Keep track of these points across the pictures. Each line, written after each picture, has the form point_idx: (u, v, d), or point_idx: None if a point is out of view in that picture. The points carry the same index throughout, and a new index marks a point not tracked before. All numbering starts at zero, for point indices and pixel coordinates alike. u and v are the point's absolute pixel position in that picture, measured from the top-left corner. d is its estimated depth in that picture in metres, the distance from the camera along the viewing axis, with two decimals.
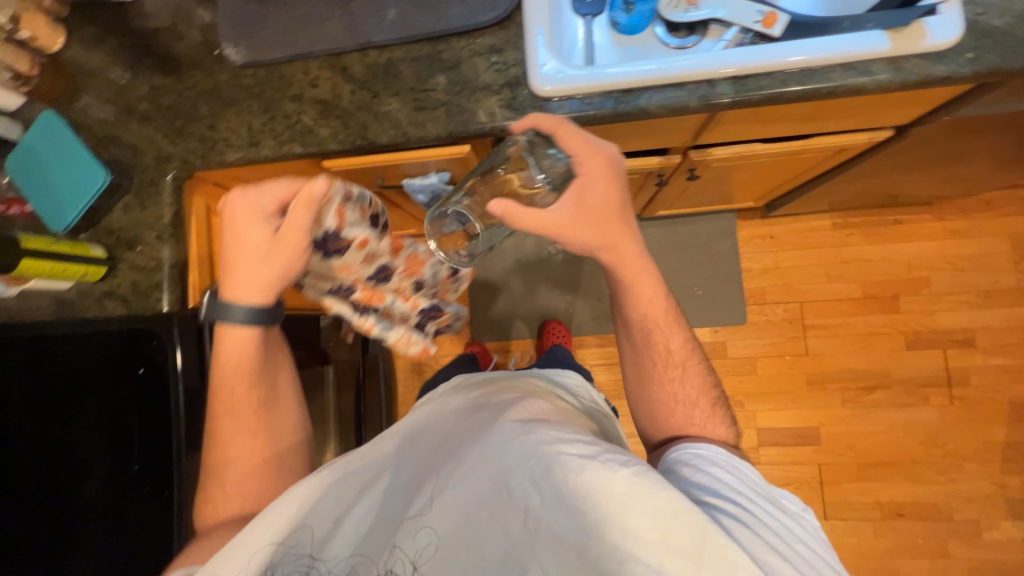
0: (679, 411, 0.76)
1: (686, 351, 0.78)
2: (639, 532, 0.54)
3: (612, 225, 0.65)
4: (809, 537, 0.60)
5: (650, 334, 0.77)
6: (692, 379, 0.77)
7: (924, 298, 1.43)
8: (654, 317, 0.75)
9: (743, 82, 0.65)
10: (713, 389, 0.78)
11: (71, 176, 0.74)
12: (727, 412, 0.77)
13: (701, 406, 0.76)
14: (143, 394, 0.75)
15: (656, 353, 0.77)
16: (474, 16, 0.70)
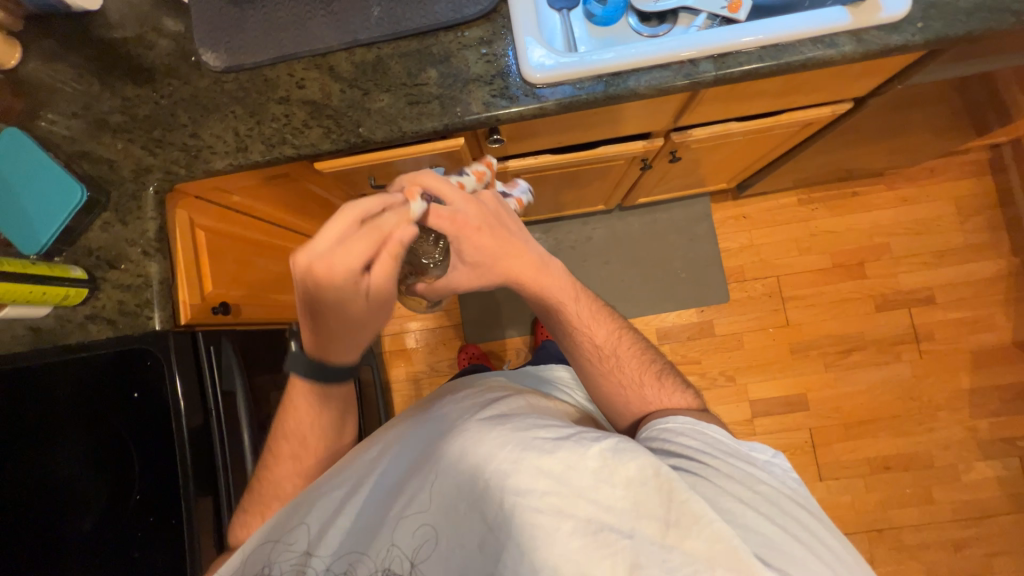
0: (633, 398, 0.66)
1: (617, 337, 0.68)
2: (609, 505, 0.47)
3: (512, 265, 0.62)
4: (779, 486, 0.54)
5: (571, 335, 0.67)
6: (631, 363, 0.67)
7: (887, 262, 1.53)
8: (573, 315, 0.66)
9: (723, 60, 0.70)
10: (654, 363, 0.68)
11: (42, 195, 0.70)
12: (680, 378, 0.68)
13: (649, 384, 0.66)
14: (139, 419, 0.71)
15: (585, 354, 0.67)
16: (460, 10, 0.72)
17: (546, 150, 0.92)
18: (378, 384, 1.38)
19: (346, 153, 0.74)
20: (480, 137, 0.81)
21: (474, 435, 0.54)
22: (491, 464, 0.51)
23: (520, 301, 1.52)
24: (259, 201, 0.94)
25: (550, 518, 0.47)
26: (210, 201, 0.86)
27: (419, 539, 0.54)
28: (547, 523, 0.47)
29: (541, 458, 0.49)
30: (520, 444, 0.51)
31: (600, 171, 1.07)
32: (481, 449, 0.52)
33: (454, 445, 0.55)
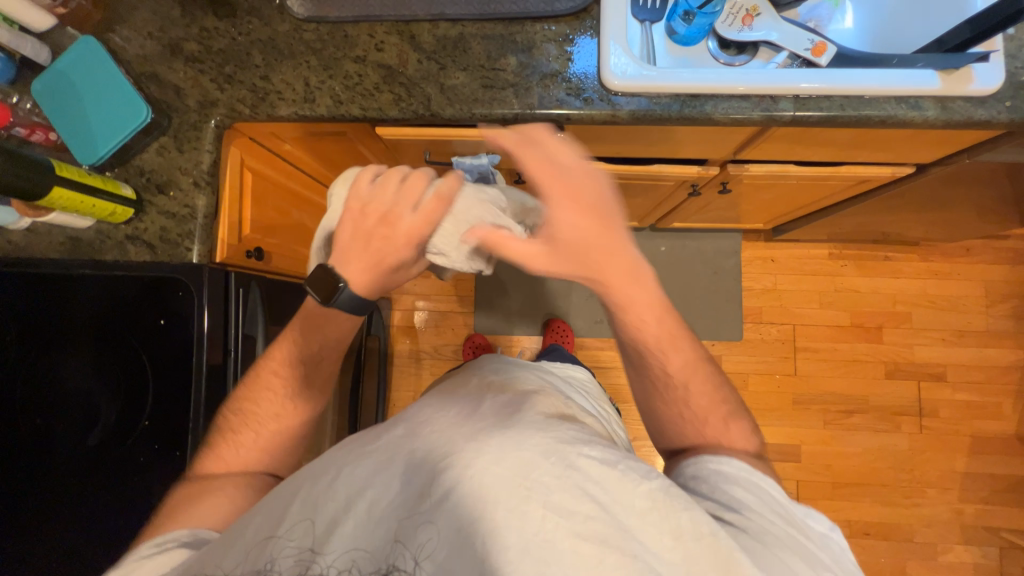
0: (694, 432, 0.65)
1: (690, 368, 0.65)
2: (658, 553, 0.42)
3: (602, 260, 0.54)
4: (837, 565, 0.48)
5: (642, 355, 0.64)
6: (699, 398, 0.66)
7: (905, 331, 1.52)
8: (650, 336, 0.62)
9: (804, 101, 0.69)
10: (724, 402, 0.67)
11: (108, 110, 0.70)
12: (746, 422, 0.67)
13: (714, 419, 0.65)
14: (160, 346, 0.71)
15: (656, 377, 0.66)
16: (551, 3, 0.72)
17: (601, 157, 0.92)
18: (382, 356, 1.38)
19: (409, 123, 0.74)
20: None
21: (516, 433, 0.45)
22: (537, 470, 0.42)
23: (534, 302, 1.51)
24: (309, 154, 0.94)
25: (593, 550, 0.40)
26: (263, 145, 0.85)
27: (433, 538, 0.42)
28: (589, 554, 0.40)
29: (586, 480, 0.43)
30: (564, 459, 0.44)
31: (646, 188, 1.06)
32: (526, 450, 0.43)
33: (490, 437, 0.44)
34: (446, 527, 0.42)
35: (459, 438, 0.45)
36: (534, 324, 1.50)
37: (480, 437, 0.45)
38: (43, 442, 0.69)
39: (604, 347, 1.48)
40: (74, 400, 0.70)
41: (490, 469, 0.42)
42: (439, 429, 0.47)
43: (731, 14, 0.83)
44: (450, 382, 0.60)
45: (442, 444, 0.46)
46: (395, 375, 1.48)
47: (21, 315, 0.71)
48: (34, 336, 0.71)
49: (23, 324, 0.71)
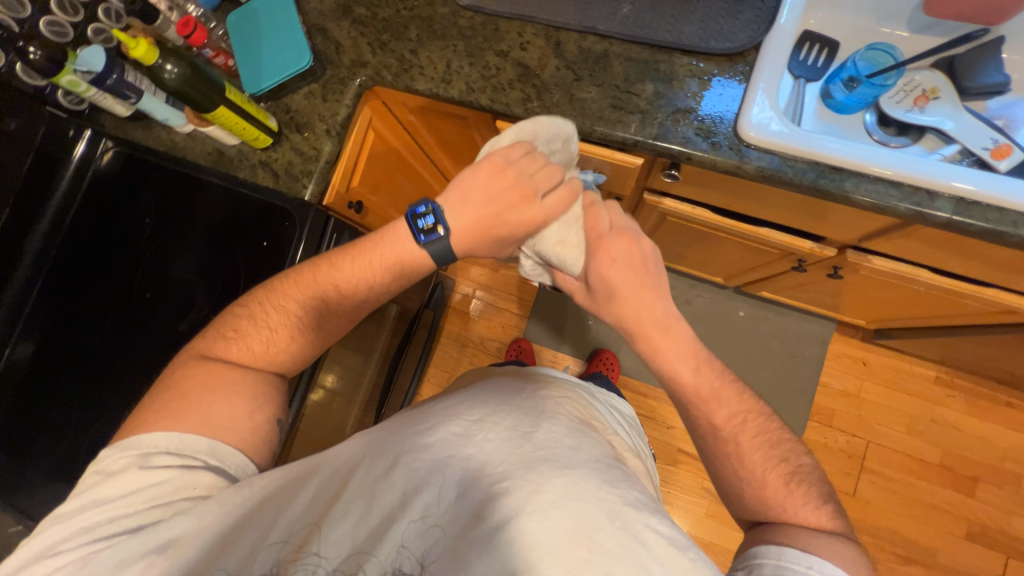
0: (752, 497, 0.56)
1: (738, 418, 0.59)
2: None
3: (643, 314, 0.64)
4: None
5: (685, 405, 0.62)
6: (753, 454, 0.57)
7: (1006, 494, 1.29)
8: (688, 387, 0.62)
9: (967, 206, 0.61)
10: (789, 463, 0.56)
11: (279, 50, 0.80)
12: (821, 490, 0.54)
13: (775, 483, 0.55)
14: (257, 264, 0.79)
15: (701, 434, 0.61)
16: (706, 40, 0.69)
17: (707, 205, 0.87)
18: (431, 331, 1.43)
19: (529, 124, 0.76)
20: (655, 166, 0.79)
21: (582, 483, 0.43)
22: (603, 533, 0.41)
23: (590, 327, 1.48)
24: (427, 129, 0.99)
25: None
26: (392, 111, 0.92)
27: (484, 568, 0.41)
28: None
29: (648, 557, 0.41)
30: (629, 527, 0.42)
31: (745, 248, 1.00)
32: (593, 508, 0.42)
33: (553, 480, 0.43)
34: (493, 562, 0.40)
35: (523, 469, 0.43)
36: (583, 348, 1.47)
37: (544, 477, 0.43)
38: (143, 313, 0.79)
39: (647, 394, 1.42)
40: (179, 285, 0.80)
41: (552, 516, 0.41)
42: (501, 448, 0.45)
43: (905, 91, 0.76)
44: (504, 386, 0.57)
45: (502, 467, 0.44)
46: (437, 353, 1.52)
47: (164, 202, 0.83)
48: (166, 225, 0.82)
49: (161, 212, 0.83)
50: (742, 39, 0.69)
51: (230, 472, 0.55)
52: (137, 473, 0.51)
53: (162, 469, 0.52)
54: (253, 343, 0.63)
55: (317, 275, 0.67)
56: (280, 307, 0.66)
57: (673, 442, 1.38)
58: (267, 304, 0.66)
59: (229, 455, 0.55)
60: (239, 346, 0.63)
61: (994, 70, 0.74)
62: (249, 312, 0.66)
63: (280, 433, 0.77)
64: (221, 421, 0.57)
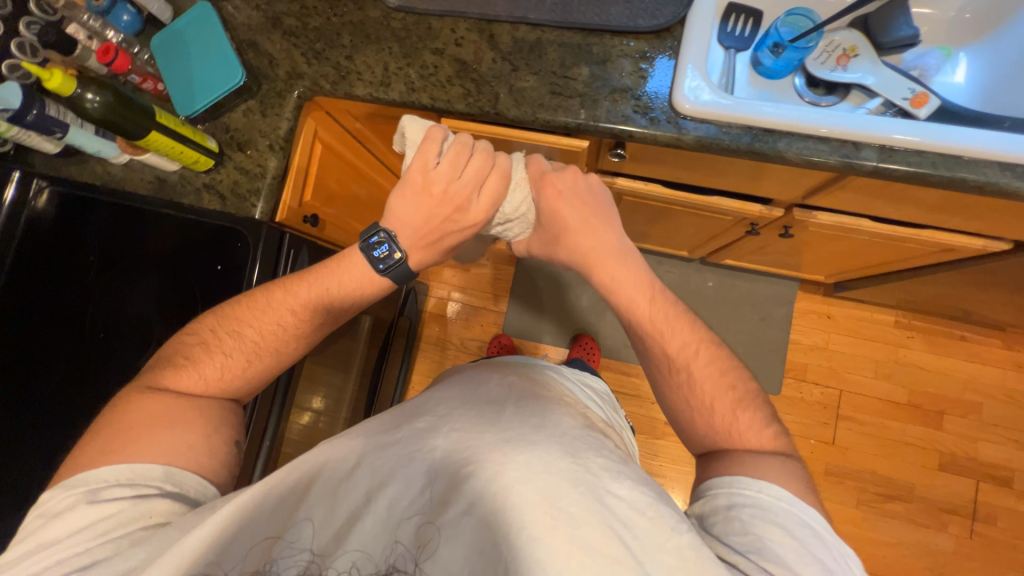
0: (704, 422, 0.61)
1: (691, 350, 0.63)
2: None
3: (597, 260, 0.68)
4: None
5: (641, 338, 0.65)
6: (703, 383, 0.61)
7: (970, 422, 1.37)
8: (642, 319, 0.65)
9: (890, 152, 0.64)
10: (737, 390, 0.61)
11: (209, 69, 0.78)
12: (763, 415, 0.60)
13: (722, 408, 0.60)
14: (213, 289, 0.77)
15: (655, 363, 0.65)
16: (634, 19, 0.71)
17: (659, 180, 0.90)
18: (409, 337, 1.42)
19: (474, 119, 0.76)
20: (602, 147, 0.80)
21: (544, 456, 0.44)
22: (566, 499, 0.42)
23: (566, 314, 1.49)
24: (376, 135, 0.99)
25: None
26: (337, 121, 0.91)
27: (455, 548, 0.43)
28: None
29: (614, 518, 0.42)
30: (592, 492, 0.43)
31: (702, 219, 1.03)
32: (554, 477, 0.43)
33: (514, 457, 0.44)
34: (469, 537, 0.43)
35: (486, 450, 0.44)
36: (562, 336, 1.48)
37: (505, 455, 0.44)
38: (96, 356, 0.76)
39: (630, 373, 1.44)
40: (133, 321, 0.78)
41: (516, 492, 0.42)
42: (464, 434, 0.46)
43: (826, 52, 0.80)
44: (471, 376, 0.58)
45: (467, 452, 0.45)
46: (418, 360, 1.51)
47: (104, 237, 0.80)
48: (111, 261, 0.79)
49: (103, 249, 0.79)
50: (667, 15, 0.70)
51: (189, 497, 0.54)
52: (86, 508, 0.49)
53: (115, 501, 0.50)
54: (206, 370, 0.62)
55: (274, 299, 0.66)
56: (234, 331, 0.65)
57: (659, 416, 1.41)
58: (220, 330, 0.65)
59: (187, 479, 0.54)
60: (189, 375, 0.62)
61: (904, 23, 0.77)
62: (204, 340, 0.65)
63: (258, 457, 0.76)
64: (174, 448, 0.55)
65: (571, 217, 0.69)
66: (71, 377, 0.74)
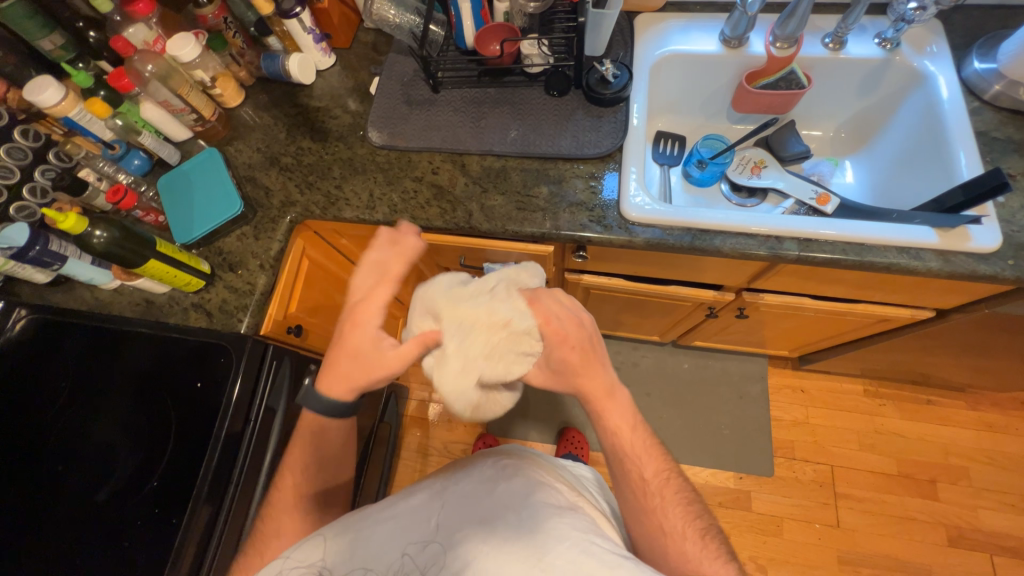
0: (672, 548, 0.63)
1: (663, 479, 0.66)
2: None
3: (585, 380, 0.64)
4: None
5: (620, 462, 0.66)
6: (672, 509, 0.64)
7: (963, 489, 1.36)
8: (626, 446, 0.65)
9: (807, 243, 0.75)
10: (700, 518, 0.64)
11: (211, 201, 0.87)
12: (724, 544, 0.63)
13: (692, 538, 0.62)
14: (190, 408, 0.76)
15: (630, 485, 0.66)
16: (581, 148, 0.86)
17: (621, 275, 0.99)
18: (391, 445, 1.36)
19: (450, 232, 0.86)
20: (566, 250, 0.90)
21: (533, 517, 0.55)
22: (554, 554, 0.51)
23: (551, 407, 1.48)
24: (363, 250, 1.06)
25: None
26: (325, 239, 0.99)
27: None
28: None
29: (596, 565, 0.51)
30: (575, 544, 0.52)
31: (665, 306, 1.11)
32: (544, 535, 0.53)
33: (508, 520, 0.55)
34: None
35: (486, 519, 0.56)
36: (549, 431, 1.45)
37: (498, 520, 0.55)
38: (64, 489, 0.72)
39: None
40: (106, 448, 0.75)
41: (511, 548, 0.52)
42: (465, 506, 0.58)
43: (741, 164, 0.97)
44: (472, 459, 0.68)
45: (466, 520, 0.56)
46: (400, 469, 1.43)
47: (84, 362, 0.80)
48: (83, 386, 0.79)
49: (78, 373, 0.80)
50: (608, 144, 0.85)
51: None
52: None
53: None
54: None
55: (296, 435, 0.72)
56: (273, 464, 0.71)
57: None
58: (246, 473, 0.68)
59: None
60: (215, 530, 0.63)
61: (796, 142, 0.98)
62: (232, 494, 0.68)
63: None
64: None
65: (575, 352, 0.62)
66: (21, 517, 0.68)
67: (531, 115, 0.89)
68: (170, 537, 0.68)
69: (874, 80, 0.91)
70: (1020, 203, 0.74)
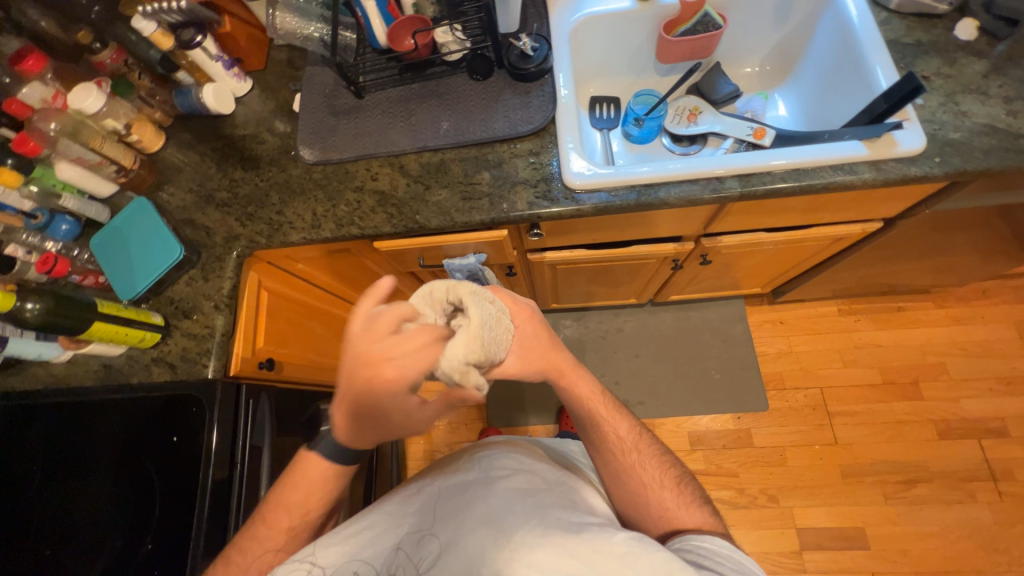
0: (652, 501, 0.63)
1: (636, 435, 0.67)
2: None
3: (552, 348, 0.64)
4: None
5: (595, 425, 0.66)
6: (648, 462, 0.65)
7: (944, 384, 1.43)
8: (598, 408, 0.66)
9: (748, 178, 0.77)
10: (674, 468, 0.66)
11: (150, 251, 0.84)
12: (697, 490, 0.65)
13: (669, 487, 0.64)
14: (170, 463, 0.74)
15: (607, 446, 0.66)
16: (515, 127, 0.85)
17: (582, 245, 0.99)
18: (394, 458, 1.35)
19: (402, 235, 0.85)
20: (521, 231, 0.90)
21: (503, 501, 0.56)
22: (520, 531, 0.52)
23: (545, 388, 1.49)
24: (322, 272, 1.04)
25: None
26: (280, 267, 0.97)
27: None
28: None
29: (566, 537, 0.51)
30: (545, 519, 0.53)
31: (632, 267, 1.12)
32: (510, 516, 0.54)
33: (479, 510, 0.56)
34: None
35: (456, 514, 0.57)
36: (547, 412, 1.46)
37: (470, 513, 0.56)
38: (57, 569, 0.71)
39: None
40: (93, 520, 0.73)
41: (481, 534, 0.53)
42: (438, 505, 0.60)
43: (677, 115, 0.97)
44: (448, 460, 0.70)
45: (441, 519, 0.58)
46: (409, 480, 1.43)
47: (52, 440, 0.77)
48: (55, 463, 0.76)
49: (48, 452, 0.77)
50: (540, 118, 0.85)
51: None
52: None
53: None
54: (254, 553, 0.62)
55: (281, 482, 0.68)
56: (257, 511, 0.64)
57: None
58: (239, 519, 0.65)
59: None
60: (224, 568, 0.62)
61: (724, 83, 0.99)
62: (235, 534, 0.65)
63: None
64: None
65: (529, 324, 0.62)
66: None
67: (459, 104, 0.88)
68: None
69: (786, 8, 0.93)
70: (938, 101, 0.77)
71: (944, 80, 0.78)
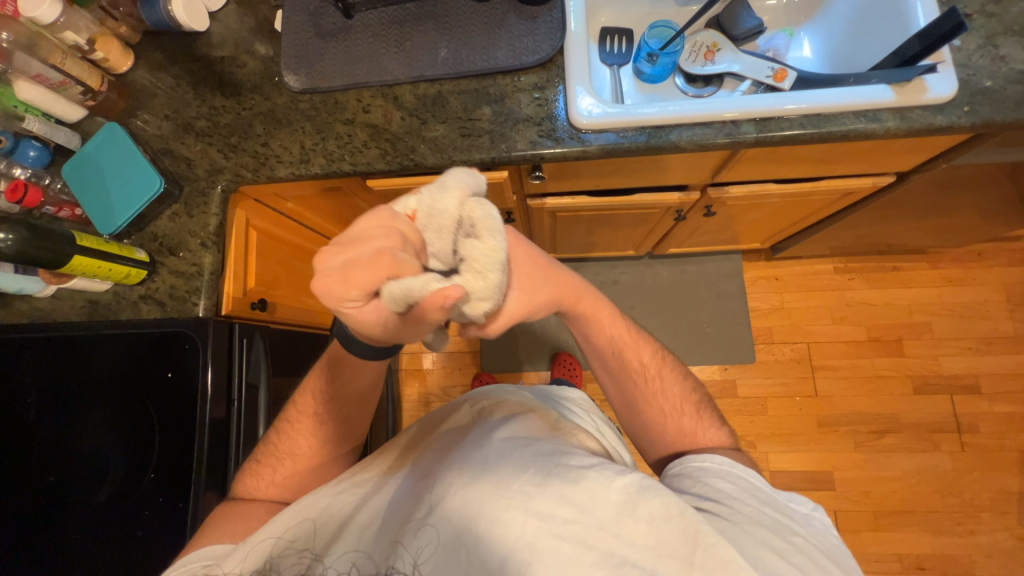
0: (673, 426, 0.67)
1: (659, 362, 0.70)
2: (634, 537, 0.51)
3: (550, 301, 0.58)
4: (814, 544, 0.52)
5: (617, 354, 0.68)
6: (668, 390, 0.68)
7: (927, 342, 1.46)
8: (618, 336, 0.68)
9: (765, 123, 0.72)
10: (694, 393, 0.70)
11: (126, 182, 0.79)
12: (714, 412, 0.69)
13: (688, 413, 0.68)
14: (167, 399, 0.74)
15: (629, 373, 0.68)
16: (519, 58, 0.78)
17: (585, 192, 0.95)
18: (390, 400, 1.38)
19: (396, 174, 0.80)
20: (522, 173, 0.86)
21: (500, 451, 0.57)
22: (518, 480, 0.53)
23: (539, 337, 1.51)
24: (310, 210, 1.00)
25: (573, 546, 0.50)
26: (267, 205, 0.92)
27: (428, 545, 0.53)
28: (568, 550, 0.50)
29: (564, 485, 0.53)
30: (544, 469, 0.55)
31: (634, 217, 1.09)
32: (506, 466, 0.55)
33: (476, 461, 0.56)
34: (442, 534, 0.53)
35: (453, 468, 0.57)
36: (541, 359, 1.49)
37: (466, 463, 0.57)
38: (59, 495, 0.72)
39: None
40: (90, 450, 0.74)
41: (480, 485, 0.54)
42: (435, 461, 0.60)
43: (694, 51, 0.90)
44: (442, 416, 0.70)
45: (438, 472, 0.58)
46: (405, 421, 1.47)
47: (39, 374, 0.76)
48: (46, 396, 0.75)
49: (38, 386, 0.76)
50: (547, 49, 0.78)
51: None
52: None
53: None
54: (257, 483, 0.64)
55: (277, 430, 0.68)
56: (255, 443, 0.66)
57: None
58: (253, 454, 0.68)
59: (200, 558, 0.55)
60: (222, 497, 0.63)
61: (748, 16, 0.90)
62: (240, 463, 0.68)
63: None
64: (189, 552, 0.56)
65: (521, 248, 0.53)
66: (35, 518, 0.71)
67: (458, 28, 0.80)
68: (178, 522, 0.70)
69: None
70: (976, 44, 0.72)
71: (986, 19, 0.73)
